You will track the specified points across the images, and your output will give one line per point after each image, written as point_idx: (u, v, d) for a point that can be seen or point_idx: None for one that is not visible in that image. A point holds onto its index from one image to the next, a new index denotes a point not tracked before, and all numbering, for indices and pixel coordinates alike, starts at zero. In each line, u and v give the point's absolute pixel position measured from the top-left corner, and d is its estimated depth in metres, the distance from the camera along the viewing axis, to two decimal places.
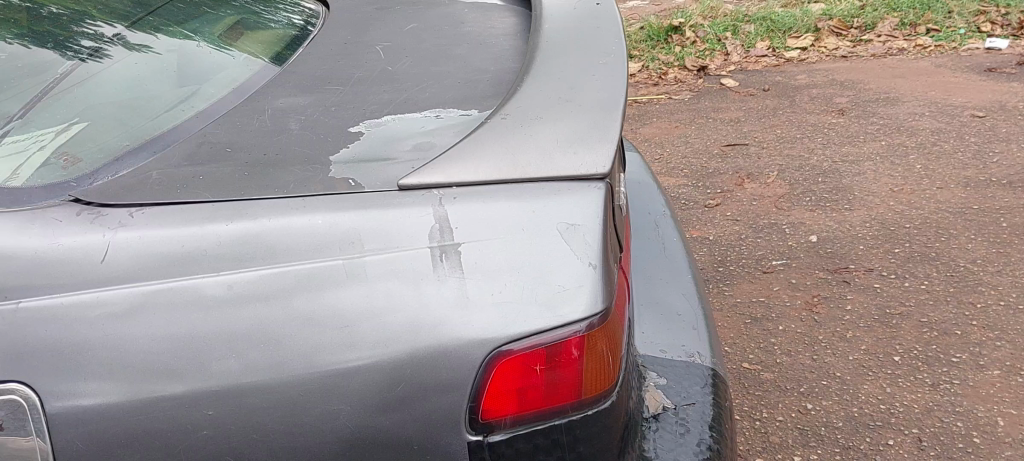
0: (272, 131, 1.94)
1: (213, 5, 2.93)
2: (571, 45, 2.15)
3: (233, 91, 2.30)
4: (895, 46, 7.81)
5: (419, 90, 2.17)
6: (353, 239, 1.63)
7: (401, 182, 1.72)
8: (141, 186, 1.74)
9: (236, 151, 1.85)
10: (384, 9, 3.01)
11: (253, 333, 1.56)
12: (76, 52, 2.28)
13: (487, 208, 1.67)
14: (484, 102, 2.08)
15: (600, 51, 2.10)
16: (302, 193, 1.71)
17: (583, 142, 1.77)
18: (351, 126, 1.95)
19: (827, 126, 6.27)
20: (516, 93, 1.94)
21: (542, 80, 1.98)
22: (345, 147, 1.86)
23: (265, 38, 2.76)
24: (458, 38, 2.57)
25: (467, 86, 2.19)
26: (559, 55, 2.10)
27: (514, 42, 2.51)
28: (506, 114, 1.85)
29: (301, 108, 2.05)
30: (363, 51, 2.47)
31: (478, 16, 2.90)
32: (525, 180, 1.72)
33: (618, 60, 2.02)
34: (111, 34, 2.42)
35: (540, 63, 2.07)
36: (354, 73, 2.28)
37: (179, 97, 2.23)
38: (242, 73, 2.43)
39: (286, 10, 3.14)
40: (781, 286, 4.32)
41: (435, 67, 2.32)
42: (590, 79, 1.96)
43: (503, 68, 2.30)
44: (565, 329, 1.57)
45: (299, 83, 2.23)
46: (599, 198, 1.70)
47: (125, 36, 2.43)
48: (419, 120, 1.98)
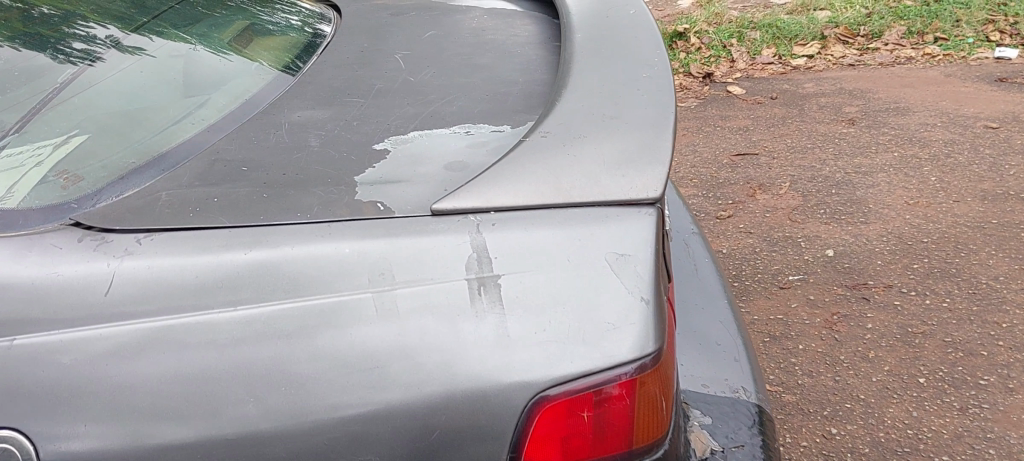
0: (290, 147, 1.80)
1: (211, 5, 2.80)
2: (609, 57, 2.01)
3: (243, 101, 2.16)
4: (904, 55, 7.68)
5: (446, 103, 2.03)
6: (382, 270, 1.48)
7: (434, 206, 1.58)
8: (149, 207, 1.60)
9: (252, 169, 1.71)
10: (400, 15, 2.87)
11: (272, 374, 1.41)
12: (68, 55, 2.14)
13: (530, 236, 1.53)
14: (516, 117, 1.95)
15: (642, 62, 1.96)
16: (326, 218, 1.56)
17: (632, 164, 1.63)
18: (376, 144, 1.81)
19: (838, 135, 6.14)
20: (554, 107, 1.80)
21: (581, 94, 1.83)
22: (371, 166, 1.72)
23: (275, 44, 2.61)
24: (482, 47, 2.43)
25: (496, 99, 2.05)
26: (597, 68, 1.96)
27: (541, 52, 2.37)
28: (546, 131, 1.71)
29: (320, 123, 1.91)
30: (381, 60, 2.33)
31: (499, 22, 2.76)
32: (569, 205, 1.58)
33: (663, 75, 1.88)
34: (104, 36, 2.28)
35: (577, 75, 1.93)
36: (374, 84, 2.14)
37: (186, 108, 2.08)
38: (253, 82, 2.28)
39: (295, 15, 3.00)
40: (800, 302, 4.21)
41: (460, 79, 2.18)
42: (634, 93, 1.82)
43: (533, 79, 2.16)
44: (614, 372, 1.42)
45: (316, 94, 2.09)
46: (650, 226, 1.56)
47: (118, 39, 2.29)
48: (447, 137, 1.85)
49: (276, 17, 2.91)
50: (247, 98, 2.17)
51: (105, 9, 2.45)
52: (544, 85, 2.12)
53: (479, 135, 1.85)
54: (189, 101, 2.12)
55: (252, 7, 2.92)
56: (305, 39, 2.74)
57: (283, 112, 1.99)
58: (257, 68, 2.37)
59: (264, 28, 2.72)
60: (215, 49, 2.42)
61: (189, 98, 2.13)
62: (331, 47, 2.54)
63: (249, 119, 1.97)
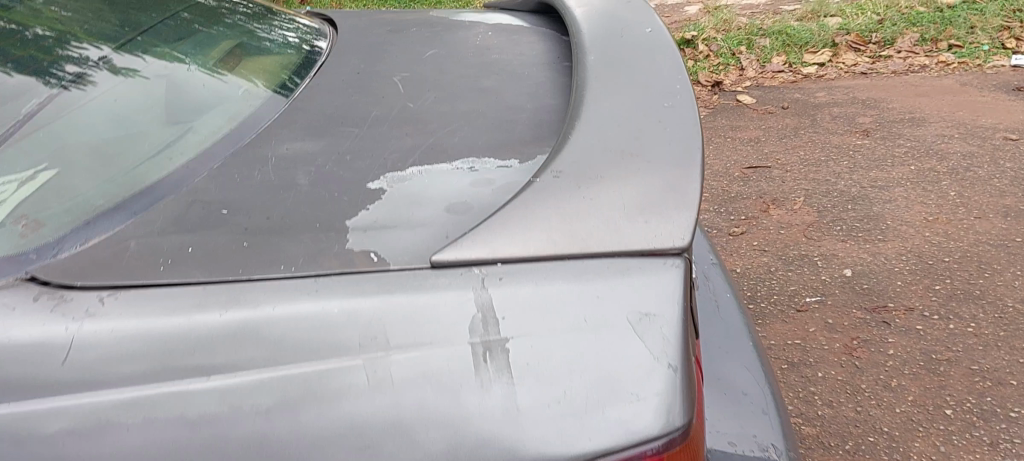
0: (276, 188, 1.63)
1: (204, 21, 2.64)
2: (626, 82, 1.83)
3: (230, 126, 1.99)
4: (918, 63, 7.48)
5: (448, 133, 1.86)
6: (375, 334, 1.32)
7: (434, 258, 1.41)
8: (116, 259, 1.43)
9: (234, 213, 1.55)
10: (400, 33, 2.70)
11: (250, 455, 1.24)
12: (60, 79, 1.98)
13: (541, 293, 1.36)
14: (524, 150, 1.78)
15: (662, 89, 1.78)
16: (313, 272, 1.39)
17: (656, 209, 1.44)
18: (370, 183, 1.65)
19: (852, 148, 5.95)
20: (566, 141, 1.62)
21: (596, 125, 1.65)
22: (364, 210, 1.56)
23: (268, 64, 2.45)
24: (486, 70, 2.26)
25: (503, 129, 1.88)
26: (613, 94, 1.78)
27: (551, 75, 2.20)
28: (558, 169, 1.53)
29: (311, 159, 1.75)
30: (379, 83, 2.17)
31: (505, 40, 2.60)
32: (586, 256, 1.40)
33: (687, 105, 1.70)
34: (97, 58, 2.13)
35: (591, 103, 1.75)
36: (371, 112, 1.98)
37: (168, 135, 1.91)
38: (242, 105, 2.11)
39: (290, 30, 2.84)
40: (818, 326, 4.03)
41: (463, 106, 2.01)
42: (655, 125, 1.63)
43: (542, 106, 1.99)
44: (640, 448, 1.23)
45: (307, 124, 1.92)
46: (677, 281, 1.39)
47: (111, 60, 2.14)
48: (448, 175, 1.68)
49: (272, 34, 2.75)
50: (234, 125, 2.00)
51: (85, 26, 2.29)
52: (554, 112, 1.95)
53: (483, 172, 1.68)
54: (171, 128, 1.96)
55: (243, 22, 2.76)
56: (300, 57, 2.58)
57: (271, 145, 1.82)
58: (247, 88, 2.21)
59: (256, 46, 2.56)
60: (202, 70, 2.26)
61: (172, 125, 1.97)
62: (326, 68, 2.37)
63: (234, 152, 1.80)
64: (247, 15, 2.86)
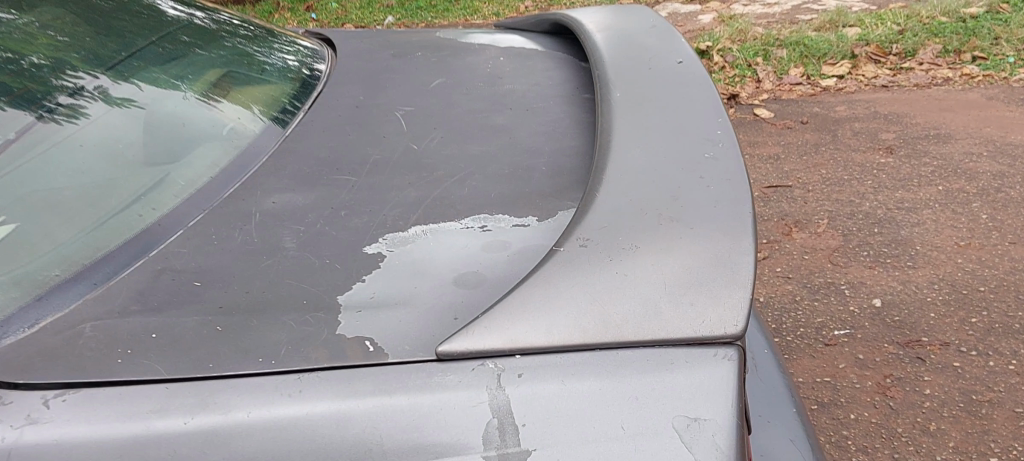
0: (259, 253, 1.43)
1: (200, 42, 2.43)
2: (658, 126, 1.61)
3: (217, 169, 1.78)
4: (941, 75, 7.21)
5: (456, 183, 1.65)
6: (370, 447, 1.10)
7: (440, 349, 1.18)
8: (66, 346, 1.23)
9: (208, 287, 1.34)
10: (404, 59, 2.50)
11: None
12: (43, 106, 1.75)
13: (570, 394, 1.14)
14: (542, 205, 1.57)
15: (701, 135, 1.56)
16: (296, 366, 1.17)
17: (702, 288, 1.21)
18: (367, 246, 1.44)
19: (876, 166, 5.69)
20: (592, 199, 1.40)
21: (627, 180, 1.43)
22: (360, 281, 1.34)
23: (262, 91, 2.23)
24: (499, 105, 2.05)
25: (518, 178, 1.67)
26: (644, 141, 1.56)
27: (570, 111, 1.99)
28: (585, 235, 1.30)
29: (300, 217, 1.54)
30: (381, 122, 1.97)
31: (518, 67, 2.40)
32: (621, 347, 1.17)
33: (732, 157, 1.47)
34: (91, 85, 1.90)
35: (620, 151, 1.53)
36: (370, 157, 1.77)
37: (145, 176, 1.70)
38: (231, 143, 1.90)
39: (289, 53, 2.62)
40: (848, 362, 3.75)
41: (473, 150, 1.80)
42: (696, 181, 1.41)
43: (562, 151, 1.78)
44: None
45: (298, 173, 1.72)
46: (731, 378, 1.16)
47: (107, 89, 1.91)
48: (457, 236, 1.47)
49: (271, 56, 2.54)
50: (219, 168, 1.78)
51: (64, 37, 2.08)
52: (575, 157, 1.74)
53: (496, 234, 1.47)
54: (149, 167, 1.74)
55: (240, 43, 2.54)
56: (299, 84, 2.36)
57: (257, 198, 1.61)
58: (238, 121, 1.99)
59: (251, 71, 2.34)
60: (191, 98, 2.05)
61: (150, 164, 1.75)
62: (322, 99, 2.16)
63: (214, 205, 1.59)
64: (244, 35, 2.66)
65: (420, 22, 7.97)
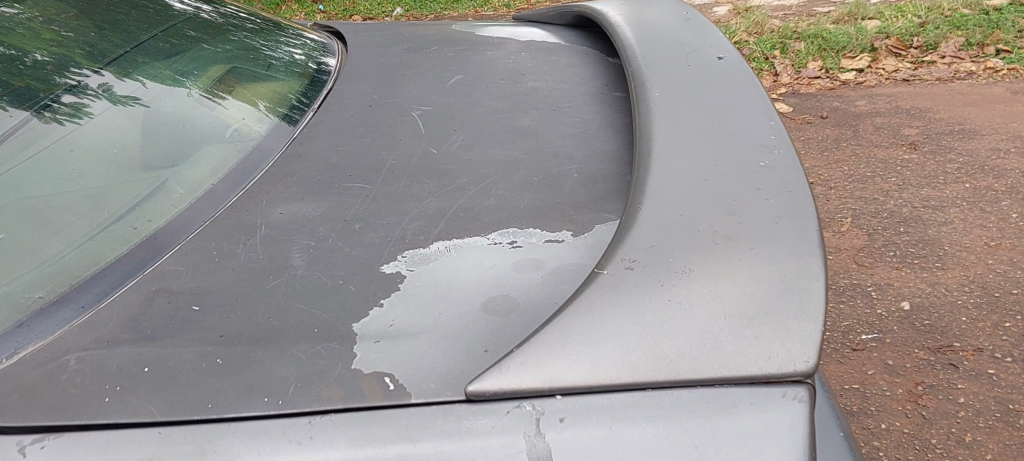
0: (265, 273, 1.29)
1: (206, 34, 2.29)
2: (703, 131, 1.47)
3: (223, 173, 1.64)
4: (964, 68, 6.94)
5: (481, 193, 1.51)
6: None
7: (469, 388, 1.04)
8: (48, 381, 1.09)
9: (207, 312, 1.20)
10: (419, 55, 2.35)
11: None
12: (46, 104, 1.62)
13: (619, 442, 0.99)
14: (576, 217, 1.43)
15: (752, 141, 1.41)
16: (305, 408, 1.03)
17: (768, 318, 1.06)
18: (385, 265, 1.30)
19: (900, 163, 5.39)
20: (637, 213, 1.25)
21: (674, 192, 1.28)
22: (377, 305, 1.20)
23: (269, 88, 2.09)
24: (522, 106, 1.91)
25: (548, 187, 1.52)
26: (689, 147, 1.41)
27: (600, 113, 1.85)
28: (631, 255, 1.16)
29: (310, 230, 1.40)
30: (396, 124, 1.83)
31: (541, 63, 2.25)
32: (677, 386, 1.02)
33: (789, 167, 1.33)
34: (97, 82, 1.76)
35: (663, 159, 1.38)
36: (386, 164, 1.63)
37: (141, 183, 1.56)
38: (235, 146, 1.75)
39: (297, 47, 2.47)
40: (879, 368, 3.21)
41: (497, 156, 1.66)
42: (753, 194, 1.26)
43: (593, 157, 1.63)
44: None
45: (308, 181, 1.58)
46: (803, 423, 1.01)
47: (113, 88, 1.78)
48: (482, 254, 1.32)
49: (281, 50, 2.40)
50: (222, 174, 1.64)
51: (60, 27, 1.94)
52: (609, 165, 1.60)
53: (527, 251, 1.32)
54: (146, 172, 1.60)
55: (245, 35, 2.40)
56: (308, 80, 2.21)
57: (263, 209, 1.48)
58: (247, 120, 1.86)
59: (257, 66, 2.20)
60: (193, 95, 1.91)
61: (148, 168, 1.61)
62: (332, 98, 2.02)
63: (216, 217, 1.46)
64: (250, 27, 2.51)
65: (428, 14, 7.78)
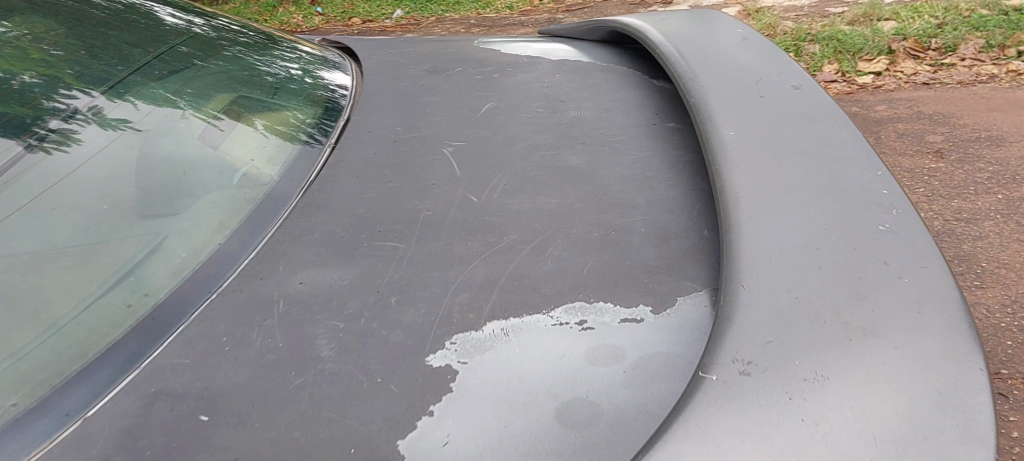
0: (286, 367, 1.07)
1: (212, 51, 2.06)
2: (800, 181, 1.24)
3: (233, 225, 1.42)
4: (986, 71, 6.24)
5: (534, 254, 1.28)
6: None
7: None
8: None
9: (218, 426, 0.99)
10: (443, 77, 2.13)
11: None
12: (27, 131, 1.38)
13: None
14: (652, 284, 1.20)
15: (862, 198, 1.19)
16: None
17: (928, 446, 0.85)
18: (429, 356, 1.07)
19: (940, 170, 4.46)
20: (741, 295, 1.03)
21: (783, 266, 1.06)
22: (427, 414, 0.98)
23: (279, 117, 1.85)
24: (567, 140, 1.68)
25: (614, 245, 1.30)
26: (788, 204, 1.19)
27: (659, 151, 1.62)
28: (745, 356, 0.94)
29: (337, 305, 1.18)
30: (426, 164, 1.61)
31: (580, 86, 2.02)
32: None
33: (914, 234, 1.11)
34: (85, 104, 1.52)
35: (759, 219, 1.16)
36: (419, 216, 1.41)
37: (136, 235, 1.32)
38: (244, 190, 1.51)
39: (302, 65, 2.23)
40: None
41: (548, 205, 1.43)
42: (879, 269, 1.04)
43: (660, 206, 1.41)
44: None
45: (330, 238, 1.35)
46: None
47: (103, 109, 1.53)
48: (548, 339, 1.10)
49: (294, 69, 2.17)
50: (230, 226, 1.41)
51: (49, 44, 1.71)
52: (681, 217, 1.37)
53: (601, 335, 1.10)
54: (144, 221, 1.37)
55: (247, 51, 2.16)
56: (321, 107, 1.97)
57: (280, 276, 1.25)
58: (259, 158, 1.63)
59: (263, 89, 1.95)
60: (194, 118, 1.66)
61: (144, 215, 1.37)
62: (351, 130, 1.79)
63: (224, 288, 1.23)
64: (248, 42, 2.25)
65: (426, 16, 7.49)
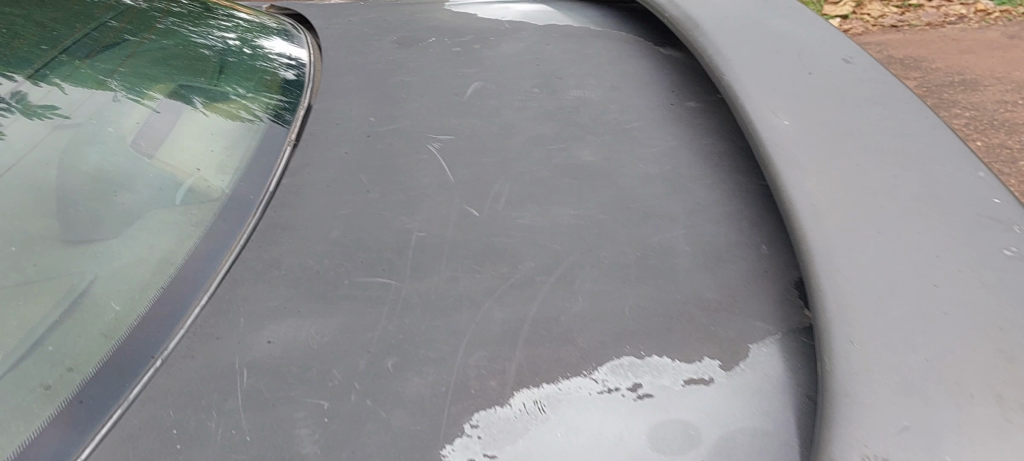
0: None
1: (146, 15, 1.73)
2: (889, 189, 1.01)
3: (179, 257, 1.14)
4: (952, 12, 5.01)
5: (559, 288, 1.03)
6: None
7: None
8: None
9: None
10: (416, 50, 1.84)
11: None
12: None
13: None
14: (714, 327, 0.96)
15: (970, 211, 0.97)
16: None
17: None
18: (445, 452, 0.84)
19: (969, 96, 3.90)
20: (854, 352, 0.80)
21: (899, 312, 0.83)
22: None
23: (230, 94, 1.53)
24: (573, 130, 1.43)
25: (655, 272, 1.05)
26: (882, 220, 0.96)
27: (685, 141, 1.38)
28: (880, 450, 0.72)
29: (317, 375, 0.92)
30: (410, 167, 1.34)
31: (578, 57, 1.74)
32: None
33: None
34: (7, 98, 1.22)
35: (852, 240, 0.93)
36: (409, 240, 1.14)
37: (58, 276, 1.03)
38: (188, 214, 1.22)
39: (246, 29, 1.90)
40: None
41: (564, 219, 1.18)
42: (1020, 316, 0.82)
43: (701, 215, 1.17)
44: None
45: (302, 274, 1.09)
46: None
47: (29, 105, 1.23)
48: (595, 417, 0.86)
49: (244, 34, 1.85)
50: (173, 267, 1.12)
51: None
52: (728, 229, 1.13)
53: (663, 408, 0.86)
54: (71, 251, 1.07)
55: (187, 15, 1.83)
56: (276, 79, 1.67)
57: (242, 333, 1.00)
58: (209, 164, 1.34)
59: (205, 55, 1.64)
60: (131, 109, 1.36)
61: (67, 246, 1.08)
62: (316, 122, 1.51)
63: (170, 354, 0.98)
64: (175, 2, 1.91)
65: None
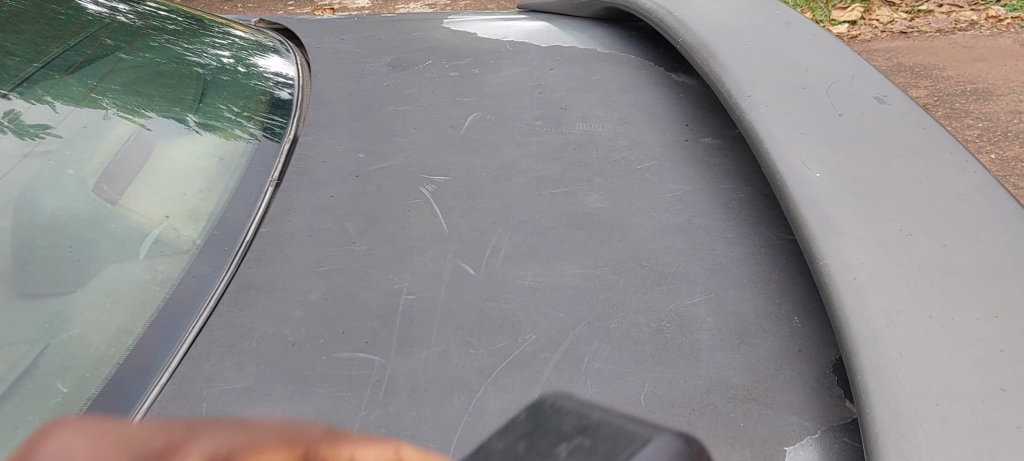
0: None
1: (126, 29, 1.60)
2: (942, 263, 0.90)
3: (139, 326, 1.02)
4: (964, 17, 4.81)
5: (563, 371, 0.91)
6: None
7: None
8: None
9: None
10: (412, 75, 1.71)
11: None
12: None
13: None
14: (741, 424, 0.85)
15: None
16: None
17: None
18: None
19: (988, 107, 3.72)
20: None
21: (964, 425, 0.73)
22: None
23: (213, 120, 1.40)
24: (579, 171, 1.28)
25: (674, 350, 0.93)
26: (937, 304, 0.85)
27: (708, 181, 1.24)
28: None
29: None
30: (399, 212, 1.21)
31: (586, 83, 1.61)
32: None
33: None
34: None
35: (904, 331, 0.83)
36: (396, 306, 1.02)
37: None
38: (153, 271, 1.10)
39: (240, 46, 1.78)
40: None
41: (572, 279, 1.05)
42: None
43: (724, 277, 1.04)
44: None
45: (275, 348, 0.97)
46: None
47: (18, 123, 1.18)
48: None
49: (233, 50, 1.72)
50: (131, 339, 1.00)
51: None
52: (755, 296, 1.01)
53: None
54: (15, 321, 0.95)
55: (171, 29, 1.70)
56: (264, 98, 1.55)
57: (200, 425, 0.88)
58: (181, 208, 1.22)
59: (191, 73, 1.52)
60: (95, 146, 1.23)
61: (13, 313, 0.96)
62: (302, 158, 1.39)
63: None
64: (169, 17, 1.80)
65: None
